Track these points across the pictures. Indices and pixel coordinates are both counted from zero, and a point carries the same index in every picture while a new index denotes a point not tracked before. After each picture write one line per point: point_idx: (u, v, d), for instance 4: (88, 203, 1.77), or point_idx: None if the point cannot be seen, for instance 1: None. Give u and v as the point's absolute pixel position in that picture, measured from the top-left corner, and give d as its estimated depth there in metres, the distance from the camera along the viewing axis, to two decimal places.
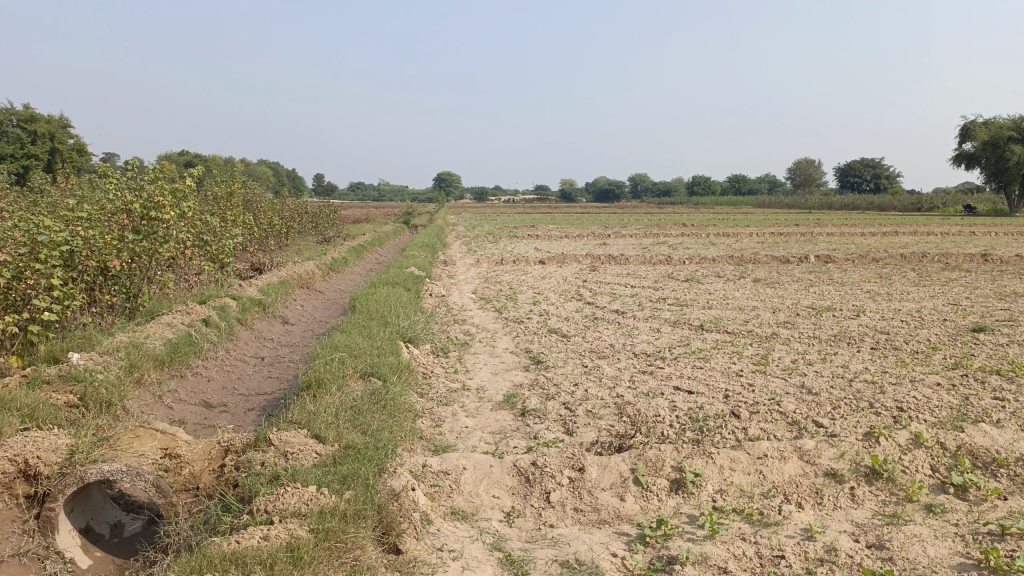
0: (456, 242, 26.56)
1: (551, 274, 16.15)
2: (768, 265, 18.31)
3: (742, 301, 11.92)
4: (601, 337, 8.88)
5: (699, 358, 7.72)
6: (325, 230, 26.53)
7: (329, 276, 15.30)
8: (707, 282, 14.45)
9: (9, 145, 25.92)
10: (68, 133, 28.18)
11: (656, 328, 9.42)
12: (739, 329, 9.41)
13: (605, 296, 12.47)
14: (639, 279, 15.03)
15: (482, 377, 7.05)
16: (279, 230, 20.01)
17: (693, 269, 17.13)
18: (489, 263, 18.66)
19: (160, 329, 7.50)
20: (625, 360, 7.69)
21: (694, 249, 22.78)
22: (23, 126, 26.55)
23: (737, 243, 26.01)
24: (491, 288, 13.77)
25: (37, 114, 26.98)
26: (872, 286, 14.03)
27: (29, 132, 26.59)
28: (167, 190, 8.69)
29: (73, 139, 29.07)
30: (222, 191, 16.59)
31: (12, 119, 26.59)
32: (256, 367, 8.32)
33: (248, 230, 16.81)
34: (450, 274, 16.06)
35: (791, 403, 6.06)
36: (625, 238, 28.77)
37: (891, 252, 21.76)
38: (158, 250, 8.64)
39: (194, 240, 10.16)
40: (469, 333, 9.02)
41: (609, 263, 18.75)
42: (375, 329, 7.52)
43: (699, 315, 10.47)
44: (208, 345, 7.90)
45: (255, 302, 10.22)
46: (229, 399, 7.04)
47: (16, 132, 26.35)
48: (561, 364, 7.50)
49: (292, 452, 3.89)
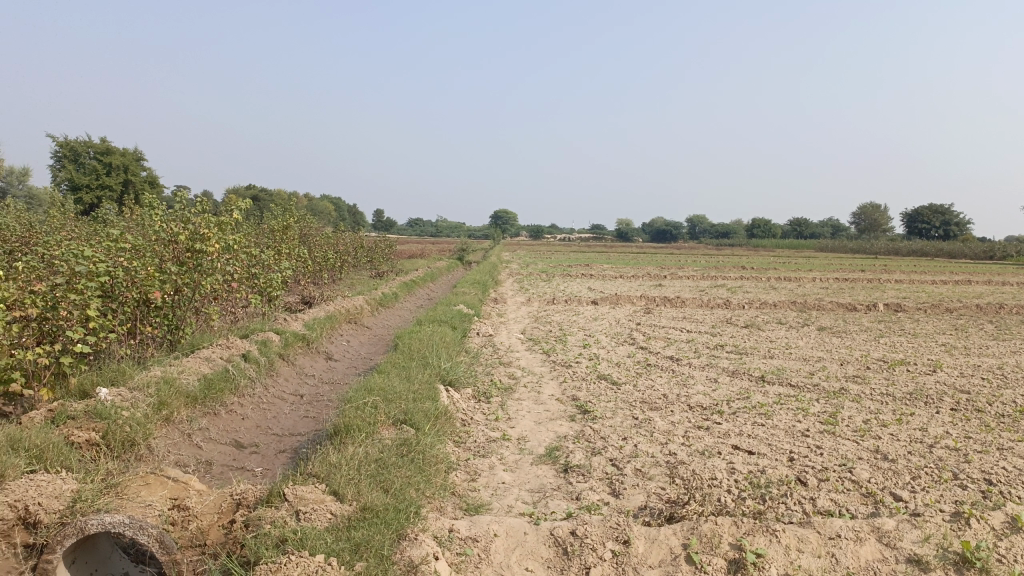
0: (510, 280, 26.33)
1: (603, 315, 15.69)
2: (833, 312, 17.48)
3: (806, 351, 11.25)
4: (653, 385, 8.37)
5: (759, 414, 7.15)
6: (380, 265, 26.62)
7: (378, 311, 15.13)
8: (768, 329, 13.79)
9: (85, 176, 26.84)
10: (141, 165, 29.06)
11: (713, 377, 8.87)
12: (803, 382, 8.78)
13: (660, 341, 11.96)
14: (696, 323, 14.43)
15: (524, 426, 6.63)
16: (333, 263, 20.08)
17: (753, 314, 16.44)
18: (541, 303, 18.28)
19: (196, 363, 7.30)
20: (679, 413, 7.17)
21: (754, 294, 22.02)
22: (98, 157, 27.46)
23: (800, 288, 25.09)
24: (540, 329, 13.37)
25: (113, 147, 27.92)
26: (947, 339, 13.16)
27: (104, 163, 27.50)
28: (214, 223, 8.59)
29: (145, 171, 30.00)
30: (277, 224, 16.70)
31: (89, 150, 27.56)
32: (294, 405, 8.05)
33: (301, 263, 16.82)
34: (501, 313, 15.75)
35: (863, 472, 5.46)
36: (683, 279, 28.11)
37: (966, 302, 20.63)
38: (201, 282, 8.52)
39: (241, 272, 10.05)
40: (514, 377, 8.62)
41: (665, 306, 18.17)
42: (415, 371, 7.19)
43: (759, 365, 9.87)
44: (245, 381, 7.68)
45: (299, 337, 10.04)
46: (261, 439, 6.76)
47: (92, 164, 27.27)
48: (609, 415, 7.02)
49: (305, 511, 3.53)
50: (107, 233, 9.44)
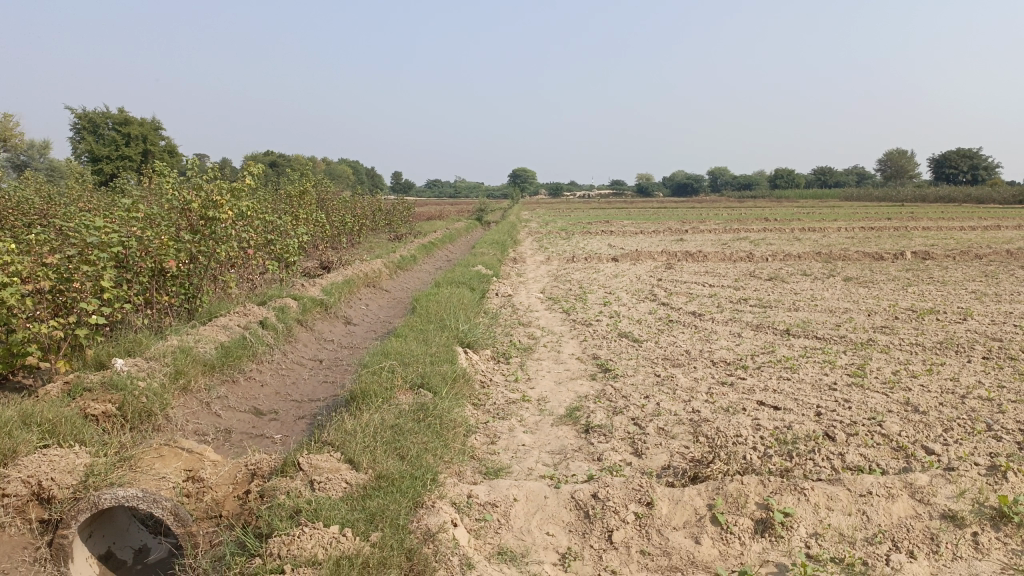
0: (529, 239, 26.13)
1: (624, 272, 15.51)
2: (859, 262, 17.14)
3: (832, 303, 11.01)
4: (675, 342, 8.22)
5: (785, 368, 6.99)
6: (399, 228, 26.51)
7: (397, 274, 15.05)
8: (793, 281, 13.53)
9: (104, 147, 26.84)
10: (159, 134, 29.00)
11: (737, 332, 8.70)
12: (829, 334, 8.59)
13: (682, 296, 11.77)
14: (718, 278, 14.20)
15: (544, 387, 6.54)
16: (351, 227, 20.00)
17: (777, 267, 16.16)
18: (560, 261, 18.10)
19: (213, 331, 7.25)
20: (702, 369, 7.03)
21: (778, 245, 21.65)
22: (117, 128, 27.43)
23: (824, 238, 24.63)
24: (560, 288, 13.23)
25: (131, 117, 27.85)
26: (978, 286, 12.83)
27: (123, 134, 27.48)
28: (226, 189, 8.46)
29: (164, 141, 29.97)
30: (294, 190, 16.60)
31: (108, 121, 27.55)
32: (313, 370, 8.01)
33: (319, 228, 16.74)
34: (520, 273, 15.61)
35: (894, 426, 5.31)
36: (704, 233, 27.73)
37: (996, 247, 20.13)
38: (216, 250, 8.44)
39: (256, 238, 9.96)
40: (533, 337, 8.51)
41: (686, 260, 17.91)
42: (432, 334, 7.10)
43: (784, 318, 9.67)
44: (263, 348, 7.64)
45: (317, 302, 9.98)
46: (281, 405, 6.73)
47: (111, 135, 27.25)
48: (631, 373, 6.90)
49: (320, 481, 3.47)
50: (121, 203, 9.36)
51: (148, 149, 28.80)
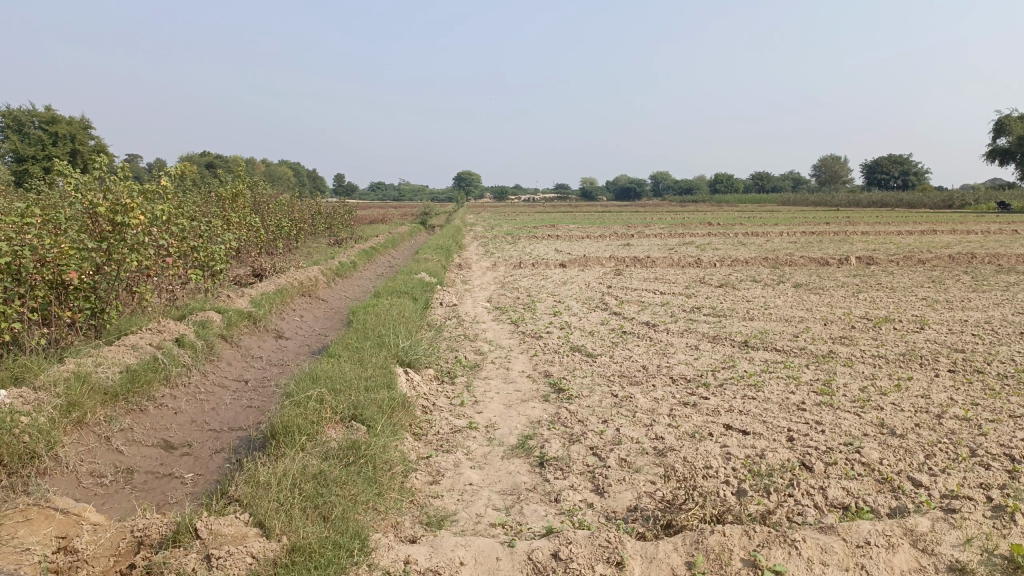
0: (474, 243, 25.58)
1: (573, 279, 15.04)
2: (806, 268, 17.01)
3: (787, 311, 10.68)
4: (631, 356, 7.72)
5: (749, 385, 6.53)
6: (340, 231, 25.62)
7: (335, 282, 14.28)
8: (744, 288, 13.24)
9: (29, 147, 25.27)
10: (88, 135, 27.48)
11: (694, 345, 8.26)
12: (789, 346, 8.20)
13: (634, 305, 11.33)
14: (669, 284, 13.82)
15: (493, 411, 5.95)
16: (288, 232, 19.10)
17: (726, 273, 15.90)
18: (507, 267, 17.54)
19: (119, 352, 6.45)
20: (662, 388, 6.53)
21: (724, 250, 21.50)
22: (43, 128, 25.92)
23: (768, 243, 24.64)
24: (507, 296, 12.65)
25: (57, 116, 26.36)
26: (927, 292, 12.73)
27: (49, 134, 25.96)
28: (137, 191, 7.67)
29: (94, 142, 28.47)
30: (225, 193, 15.69)
31: (33, 121, 26.02)
32: (237, 394, 7.24)
33: (252, 233, 15.82)
34: (465, 280, 15.01)
35: (874, 453, 4.87)
36: (651, 237, 27.60)
37: (937, 252, 20.34)
38: (127, 259, 7.63)
39: (177, 245, 9.15)
40: (480, 352, 7.91)
41: (635, 266, 17.53)
42: (369, 353, 6.44)
43: (741, 328, 9.28)
44: (179, 369, 6.86)
45: (243, 315, 9.19)
46: (196, 436, 5.98)
47: (37, 135, 25.72)
48: (586, 394, 6.36)
49: (220, 556, 2.81)
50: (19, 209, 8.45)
51: (76, 150, 27.25)
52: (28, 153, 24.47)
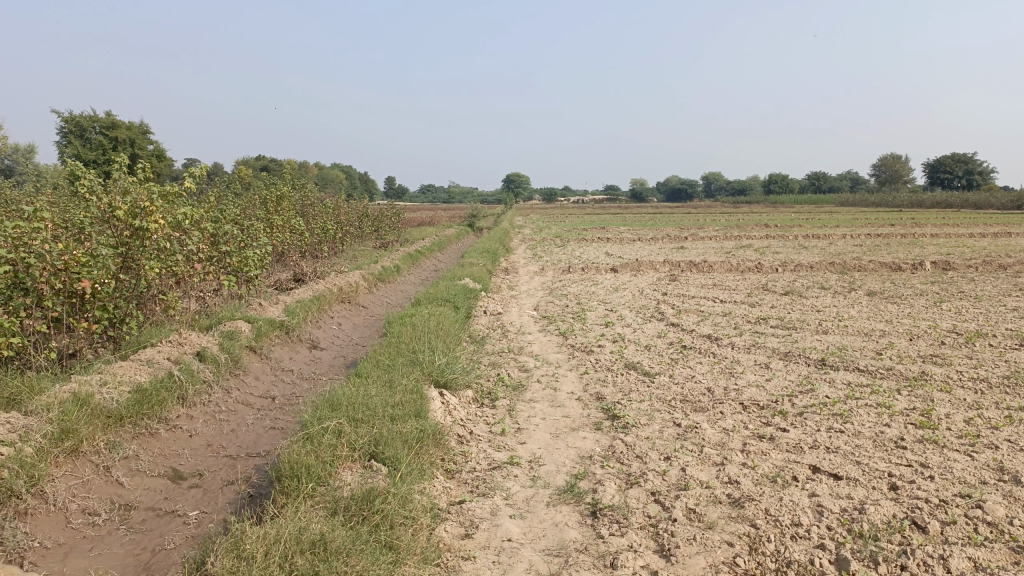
0: (522, 246, 24.95)
1: (625, 285, 14.23)
2: (877, 273, 15.87)
3: (863, 324, 9.71)
4: (694, 376, 6.89)
5: (833, 417, 5.67)
6: (386, 234, 25.24)
7: (376, 287, 13.75)
8: (812, 296, 12.25)
9: (89, 151, 25.52)
10: (147, 139, 27.72)
11: (763, 363, 7.40)
12: (873, 367, 7.28)
13: (693, 315, 10.47)
14: (729, 292, 12.91)
15: (538, 443, 5.22)
16: (333, 234, 18.71)
17: (789, 279, 14.89)
18: (556, 272, 16.79)
19: (130, 368, 5.90)
20: (732, 416, 5.72)
21: (785, 254, 20.41)
22: (104, 133, 26.26)
23: (831, 246, 23.43)
24: (555, 304, 11.92)
25: (118, 121, 26.60)
26: (1018, 303, 11.54)
27: (110, 138, 26.24)
28: (157, 193, 7.15)
29: (153, 146, 28.74)
30: (268, 195, 15.33)
31: (95, 126, 26.36)
32: (260, 413, 6.66)
33: (295, 236, 15.41)
34: (511, 285, 14.33)
35: (999, 508, 4.01)
36: (706, 240, 26.54)
37: (1019, 257, 18.85)
38: (146, 266, 7.13)
39: (206, 250, 8.66)
40: (525, 370, 7.19)
41: (690, 272, 16.62)
42: (401, 373, 5.78)
43: (815, 343, 8.38)
44: (197, 386, 6.30)
45: (275, 324, 8.64)
46: (209, 465, 5.39)
47: (98, 139, 26.00)
48: (644, 422, 5.57)
49: None
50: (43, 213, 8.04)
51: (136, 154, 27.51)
52: (88, 156, 24.77)
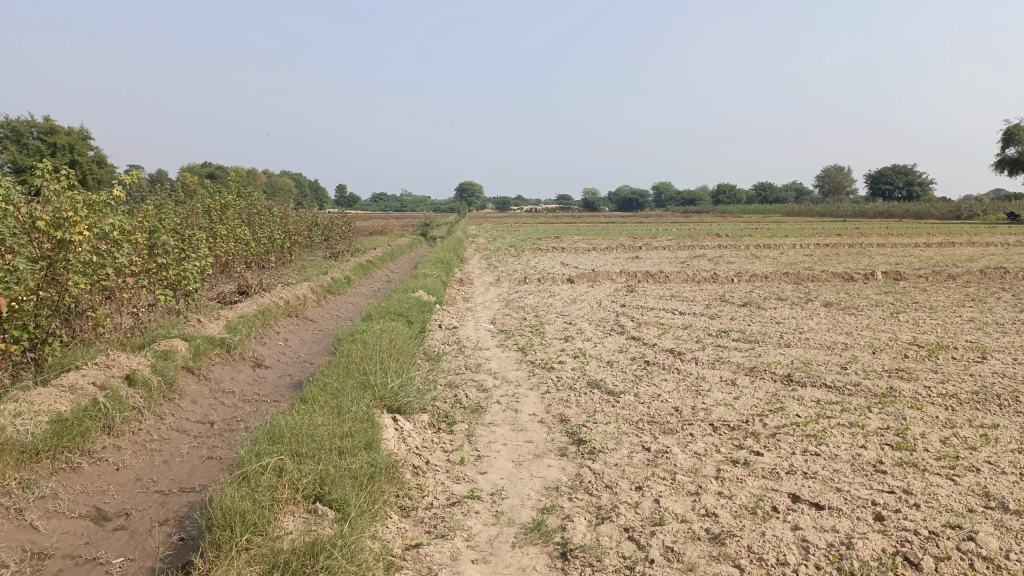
0: (476, 256, 24.58)
1: (582, 296, 13.96)
2: (831, 284, 15.93)
3: (825, 337, 9.58)
4: (660, 395, 6.61)
5: (807, 439, 5.43)
6: (337, 243, 24.63)
7: (325, 300, 13.23)
8: (771, 308, 12.15)
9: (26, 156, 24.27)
10: (89, 145, 26.54)
11: (729, 379, 7.15)
12: (840, 382, 7.10)
13: (653, 328, 10.23)
14: (688, 303, 12.74)
15: (500, 473, 4.84)
16: (281, 244, 18.07)
17: (746, 289, 14.82)
18: (511, 283, 16.46)
19: (49, 396, 5.35)
20: (703, 439, 5.43)
21: (739, 264, 20.44)
22: (42, 138, 25.03)
23: (782, 256, 23.61)
24: (512, 316, 11.57)
25: (57, 126, 25.43)
26: (971, 314, 11.61)
27: (49, 143, 25.03)
28: (82, 203, 6.59)
29: (94, 152, 27.53)
30: (212, 203, 14.69)
31: (32, 130, 25.11)
32: (197, 440, 6.15)
33: (241, 246, 14.78)
34: (466, 297, 13.96)
35: (992, 540, 3.77)
36: (660, 250, 26.56)
37: (965, 267, 19.15)
38: (70, 282, 6.56)
39: (137, 264, 8.09)
40: (483, 389, 6.81)
41: (647, 282, 16.46)
42: (351, 398, 5.35)
43: (779, 358, 8.19)
44: (126, 414, 5.77)
45: (215, 342, 8.11)
46: (137, 502, 4.89)
47: (36, 144, 24.77)
48: (612, 447, 5.24)
49: None
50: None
51: (76, 160, 26.30)
52: (24, 162, 23.62)
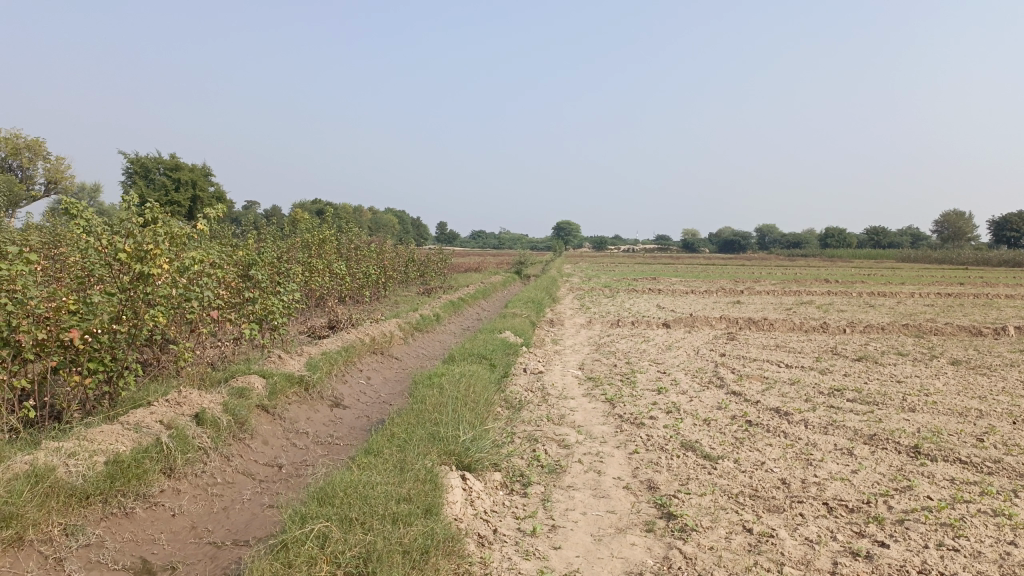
0: (570, 296, 24.06)
1: (679, 343, 13.20)
2: (957, 339, 14.52)
3: (954, 401, 8.51)
4: (764, 463, 5.86)
5: (943, 529, 4.58)
6: (432, 280, 24.68)
7: (412, 337, 13.00)
8: (889, 364, 11.05)
9: (152, 190, 25.58)
10: (208, 180, 27.73)
11: (845, 448, 6.32)
12: (977, 457, 6.14)
13: (756, 382, 9.41)
14: (795, 355, 11.79)
15: (576, 550, 4.26)
16: (376, 279, 18.15)
17: (861, 342, 13.66)
18: (604, 326, 15.83)
19: (112, 434, 5.16)
20: (815, 523, 4.68)
21: (851, 313, 19.08)
22: (167, 174, 26.29)
23: (900, 306, 21.95)
24: (603, 363, 10.97)
25: (182, 163, 26.65)
26: None
27: (174, 179, 26.28)
28: (163, 235, 6.53)
29: (214, 187, 28.76)
30: (309, 238, 14.85)
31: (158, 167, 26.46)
32: (261, 485, 5.85)
33: (335, 281, 14.83)
34: (556, 340, 13.46)
35: None
36: (764, 295, 25.29)
37: None
38: (148, 315, 6.47)
39: (221, 300, 8.02)
40: (565, 446, 6.25)
41: (750, 330, 15.50)
42: (417, 454, 4.90)
43: (902, 424, 7.25)
44: (190, 456, 5.53)
45: (293, 380, 7.89)
46: (188, 555, 4.56)
47: (162, 179, 26.07)
48: (707, 526, 4.57)
49: None
50: (46, 260, 7.46)
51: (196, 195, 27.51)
52: (151, 195, 24.86)
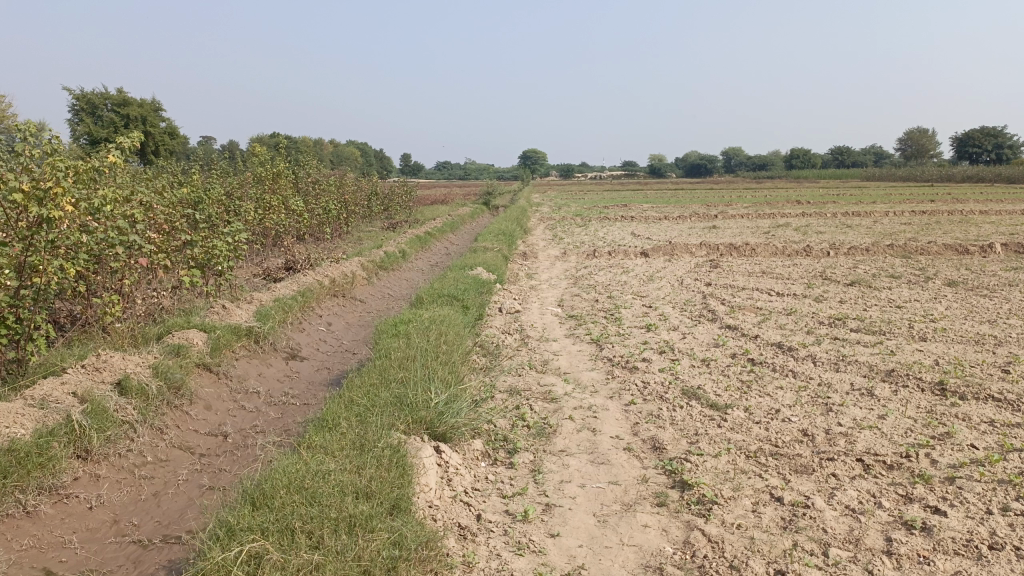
0: (542, 226, 23.14)
1: (661, 273, 12.43)
2: (944, 258, 13.95)
3: (964, 327, 7.88)
4: (780, 412, 5.15)
5: (1003, 488, 3.90)
6: (396, 214, 23.54)
7: (376, 277, 12.08)
8: (884, 288, 10.41)
9: (100, 129, 23.76)
10: (160, 115, 25.84)
11: (864, 389, 5.63)
12: (1011, 394, 5.49)
13: (750, 313, 8.70)
14: (785, 282, 11.10)
15: (579, 538, 3.50)
16: (336, 214, 17.03)
17: (849, 265, 13.01)
18: (580, 257, 15.03)
19: (9, 415, 4.26)
20: (853, 487, 3.98)
21: (830, 234, 18.43)
22: (115, 110, 24.42)
23: (878, 225, 21.39)
24: (583, 297, 10.18)
25: (130, 98, 24.79)
26: None
27: (122, 115, 24.41)
28: (66, 170, 5.43)
29: (166, 123, 26.89)
30: (261, 171, 13.67)
31: (105, 103, 24.55)
32: (201, 461, 5.00)
33: (292, 218, 13.74)
34: (531, 273, 12.63)
35: None
36: (739, 218, 24.59)
37: None
38: (57, 267, 5.44)
39: (153, 245, 7.00)
40: (553, 400, 5.48)
41: (732, 257, 14.80)
42: (379, 427, 4.07)
43: (918, 357, 6.57)
44: (112, 434, 4.65)
45: (240, 332, 6.98)
46: (104, 561, 3.74)
47: (110, 117, 24.19)
48: (729, 498, 3.84)
49: None
50: None
51: (147, 132, 25.63)
52: (97, 134, 23.05)
